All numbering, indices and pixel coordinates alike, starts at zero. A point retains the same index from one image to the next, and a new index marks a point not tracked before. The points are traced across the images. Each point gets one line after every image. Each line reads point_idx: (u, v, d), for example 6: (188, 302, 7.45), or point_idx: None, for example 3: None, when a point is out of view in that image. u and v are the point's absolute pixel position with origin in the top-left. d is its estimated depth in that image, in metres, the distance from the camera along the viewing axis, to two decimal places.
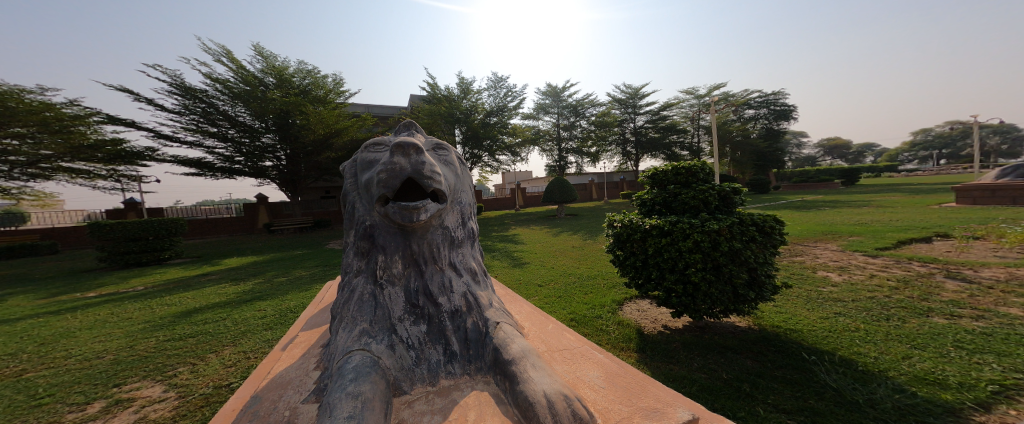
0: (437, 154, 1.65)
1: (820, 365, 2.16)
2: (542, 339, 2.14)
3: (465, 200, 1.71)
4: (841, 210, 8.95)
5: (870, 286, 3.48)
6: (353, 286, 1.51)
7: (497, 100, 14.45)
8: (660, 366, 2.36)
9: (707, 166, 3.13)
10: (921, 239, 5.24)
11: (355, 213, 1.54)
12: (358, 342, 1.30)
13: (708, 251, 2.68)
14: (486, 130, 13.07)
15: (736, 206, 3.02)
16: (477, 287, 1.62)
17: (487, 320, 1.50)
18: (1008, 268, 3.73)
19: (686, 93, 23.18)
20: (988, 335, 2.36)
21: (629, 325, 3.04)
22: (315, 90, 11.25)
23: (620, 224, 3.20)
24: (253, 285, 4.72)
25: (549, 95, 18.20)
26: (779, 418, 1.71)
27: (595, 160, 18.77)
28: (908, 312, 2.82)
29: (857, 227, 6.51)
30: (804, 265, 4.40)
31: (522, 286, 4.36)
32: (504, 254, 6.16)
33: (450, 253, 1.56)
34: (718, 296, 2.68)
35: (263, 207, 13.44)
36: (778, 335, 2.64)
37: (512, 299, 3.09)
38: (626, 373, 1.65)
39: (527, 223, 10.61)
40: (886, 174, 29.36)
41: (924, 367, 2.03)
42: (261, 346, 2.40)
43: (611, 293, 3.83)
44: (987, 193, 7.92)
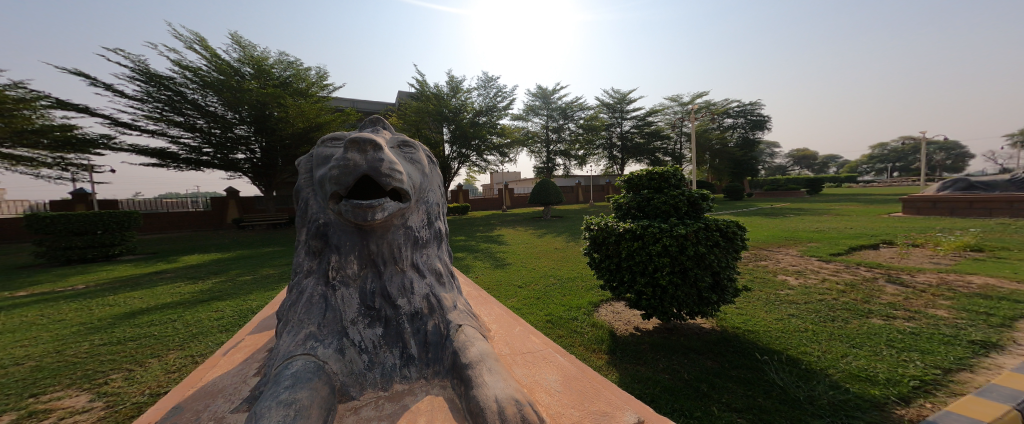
0: (404, 152, 1.61)
1: (770, 364, 2.26)
2: (507, 342, 2.14)
3: (432, 199, 1.67)
4: (806, 218, 9.50)
5: (824, 289, 3.69)
6: (304, 286, 1.45)
7: (486, 99, 14.32)
8: (628, 368, 2.40)
9: (679, 172, 3.23)
10: (871, 246, 5.65)
11: (308, 211, 1.48)
12: (304, 346, 1.25)
13: (676, 255, 2.76)
14: (475, 129, 12.92)
15: (704, 212, 3.11)
16: (441, 288, 1.59)
17: (449, 323, 1.47)
18: (940, 273, 4.06)
19: (670, 100, 24.02)
20: (916, 334, 2.56)
21: (602, 327, 3.09)
22: (296, 82, 10.79)
23: (596, 227, 3.24)
24: (214, 284, 4.45)
25: (539, 97, 18.38)
26: (730, 417, 1.78)
27: (582, 163, 19.02)
28: (851, 313, 3.01)
29: (817, 233, 6.94)
30: (766, 269, 4.62)
31: (501, 286, 4.35)
32: (487, 255, 6.12)
33: (414, 254, 1.52)
34: (683, 298, 2.77)
35: (232, 201, 12.79)
36: (737, 336, 2.75)
37: (484, 301, 3.07)
38: (585, 376, 1.67)
39: (512, 223, 10.58)
40: (848, 184, 31.39)
41: (859, 365, 2.17)
42: (211, 351, 2.26)
43: (587, 296, 3.87)
44: (929, 205, 8.61)
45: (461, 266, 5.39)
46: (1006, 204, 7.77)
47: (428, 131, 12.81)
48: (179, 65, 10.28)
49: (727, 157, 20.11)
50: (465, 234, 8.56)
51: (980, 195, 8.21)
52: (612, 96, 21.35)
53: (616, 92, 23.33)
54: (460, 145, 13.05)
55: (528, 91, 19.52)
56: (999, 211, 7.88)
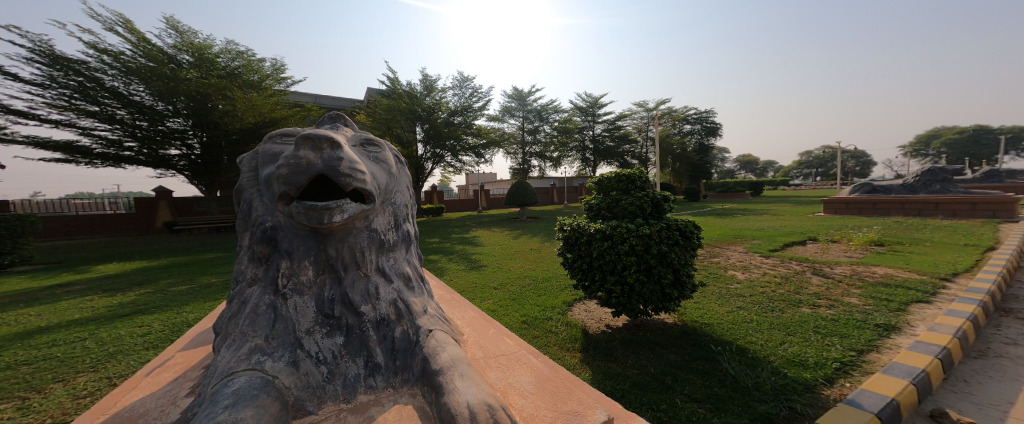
0: (367, 151, 1.51)
1: (723, 355, 2.43)
2: (480, 345, 2.10)
3: (399, 201, 1.59)
4: (750, 217, 10.40)
5: (766, 282, 4.04)
6: (248, 296, 1.30)
7: (462, 99, 14.02)
8: (600, 365, 2.45)
9: (644, 174, 3.37)
10: (802, 242, 6.31)
11: (253, 214, 1.34)
12: (248, 360, 1.12)
13: (641, 254, 2.87)
14: (450, 129, 12.63)
15: (666, 213, 3.27)
16: (410, 292, 1.51)
17: (419, 328, 1.39)
18: (853, 265, 4.63)
19: (637, 106, 25.17)
20: (836, 320, 2.88)
21: (575, 326, 3.13)
22: (247, 74, 9.86)
23: (569, 228, 3.30)
24: (140, 295, 3.92)
25: (515, 98, 18.42)
26: (692, 408, 1.87)
27: (556, 165, 19.30)
28: (787, 303, 3.32)
29: (761, 231, 7.61)
30: (718, 264, 4.98)
31: (475, 289, 4.26)
32: (460, 256, 5.98)
33: (379, 258, 1.43)
34: (648, 295, 2.89)
35: (165, 202, 11.40)
36: (696, 329, 2.91)
37: (457, 304, 3.01)
38: (557, 375, 1.69)
39: (487, 224, 10.45)
40: (789, 187, 34.81)
41: (793, 351, 2.40)
42: (133, 370, 1.99)
43: (560, 295, 3.91)
44: (843, 205, 9.76)
45: (435, 269, 5.22)
46: (899, 206, 9.10)
47: (398, 129, 12.31)
48: (95, 48, 8.98)
49: (687, 161, 21.47)
50: (439, 236, 8.29)
51: (882, 197, 9.52)
52: (584, 100, 21.89)
53: (588, 96, 23.99)
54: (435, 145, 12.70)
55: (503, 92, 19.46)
56: (893, 211, 9.22)
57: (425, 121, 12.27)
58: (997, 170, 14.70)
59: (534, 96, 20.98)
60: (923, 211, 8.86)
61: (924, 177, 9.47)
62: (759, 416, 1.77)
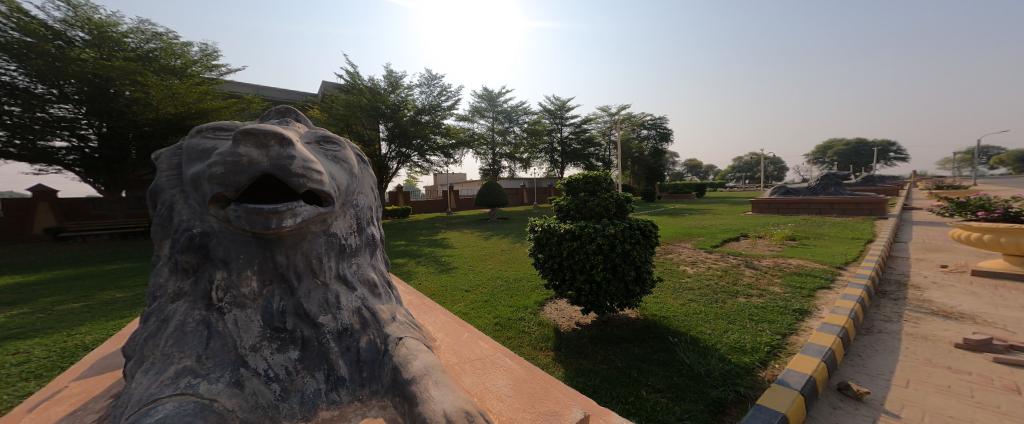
0: (324, 149, 1.27)
1: (679, 345, 2.59)
2: (454, 351, 2.05)
3: (363, 203, 1.37)
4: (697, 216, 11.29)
5: (710, 275, 4.39)
6: (170, 313, 1.04)
7: (430, 98, 13.64)
8: (572, 362, 2.49)
9: (609, 176, 3.50)
10: (735, 238, 6.95)
11: (174, 219, 1.08)
12: (175, 384, 0.88)
13: (608, 253, 2.97)
14: (416, 128, 12.22)
15: (628, 213, 3.42)
16: (376, 300, 1.31)
17: (388, 337, 1.21)
18: (776, 257, 5.21)
19: (601, 110, 26.20)
20: (764, 307, 3.22)
21: (548, 325, 3.15)
22: (165, 58, 8.56)
23: (540, 229, 3.32)
24: (19, 318, 3.28)
25: (485, 98, 18.31)
26: (657, 398, 1.98)
27: (526, 166, 19.40)
28: (727, 294, 3.65)
29: (706, 229, 8.29)
30: (671, 260, 5.32)
31: (445, 292, 4.13)
32: (430, 259, 5.79)
33: (341, 264, 1.22)
34: (614, 292, 2.99)
35: (47, 204, 9.57)
36: (655, 322, 3.07)
37: (428, 309, 2.90)
38: (533, 377, 1.76)
39: (456, 226, 10.23)
40: (733, 188, 38.30)
41: (734, 338, 2.65)
42: (10, 406, 1.67)
43: (532, 295, 3.92)
44: (765, 206, 10.90)
45: (403, 273, 4.99)
46: (805, 206, 10.48)
47: (358, 126, 11.68)
48: None
49: (645, 165, 22.78)
50: (407, 239, 7.95)
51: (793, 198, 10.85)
52: (552, 103, 22.27)
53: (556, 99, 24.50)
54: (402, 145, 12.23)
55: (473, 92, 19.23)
56: (801, 210, 10.60)
57: (391, 119, 11.76)
58: (870, 176, 17.82)
59: (505, 98, 20.94)
60: (822, 210, 10.29)
61: (822, 180, 11.06)
62: (712, 402, 1.92)
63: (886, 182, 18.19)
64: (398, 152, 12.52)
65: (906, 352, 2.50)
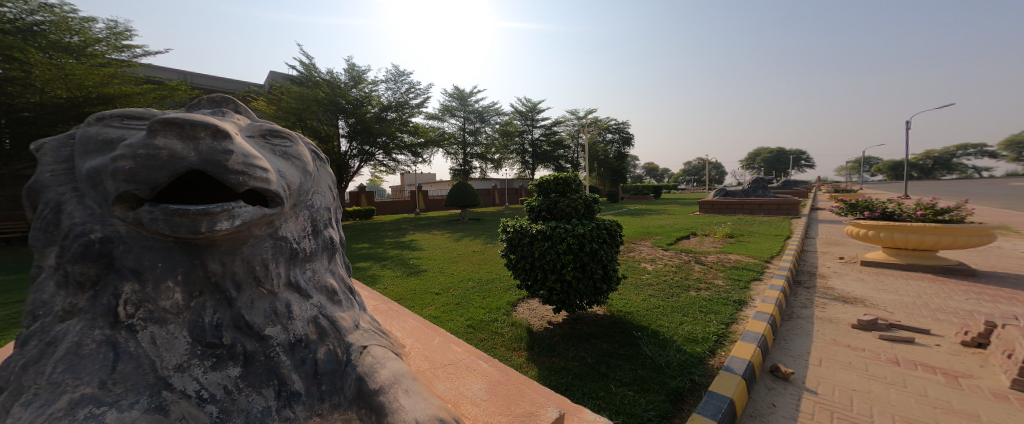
0: (271, 143, 1.02)
1: (642, 338, 2.71)
2: (425, 356, 1.98)
3: (318, 204, 1.13)
4: (656, 216, 11.96)
5: (667, 271, 4.65)
6: (58, 333, 0.77)
7: (396, 94, 13.14)
8: (545, 361, 2.50)
9: (579, 178, 3.57)
10: (688, 236, 7.44)
11: (61, 222, 0.80)
12: (70, 417, 0.66)
13: (577, 252, 3.03)
14: (381, 125, 11.71)
15: (595, 214, 3.51)
16: (336, 307, 1.08)
17: (349, 345, 1.00)
18: (720, 253, 5.66)
19: (570, 113, 26.82)
20: (711, 299, 3.49)
21: (521, 325, 3.15)
22: (58, 31, 6.55)
23: (512, 229, 3.30)
24: None
25: (456, 97, 18.02)
26: (624, 391, 2.06)
27: (498, 167, 19.29)
28: (681, 289, 3.89)
29: (662, 228, 8.80)
30: (633, 258, 5.58)
31: (414, 296, 3.97)
32: (397, 262, 5.56)
33: (291, 270, 0.98)
34: (583, 290, 3.06)
35: None
36: (622, 317, 3.18)
37: (396, 314, 2.76)
38: (508, 379, 1.75)
39: (425, 227, 9.93)
40: (690, 190, 41.00)
41: (688, 329, 2.84)
42: None
43: (504, 296, 3.90)
44: (711, 206, 11.78)
45: (367, 277, 4.74)
46: (740, 206, 11.46)
47: (314, 121, 10.91)
48: None
49: (610, 167, 23.72)
50: (371, 241, 7.59)
51: (730, 199, 11.80)
52: (524, 104, 22.33)
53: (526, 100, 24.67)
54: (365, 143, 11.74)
55: (443, 90, 18.81)
56: (738, 210, 11.54)
57: (354, 115, 11.13)
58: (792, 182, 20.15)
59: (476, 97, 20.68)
60: (752, 210, 11.38)
61: (752, 185, 12.23)
62: (672, 391, 2.04)
63: (803, 186, 20.73)
64: (361, 150, 11.90)
65: (815, 333, 2.84)
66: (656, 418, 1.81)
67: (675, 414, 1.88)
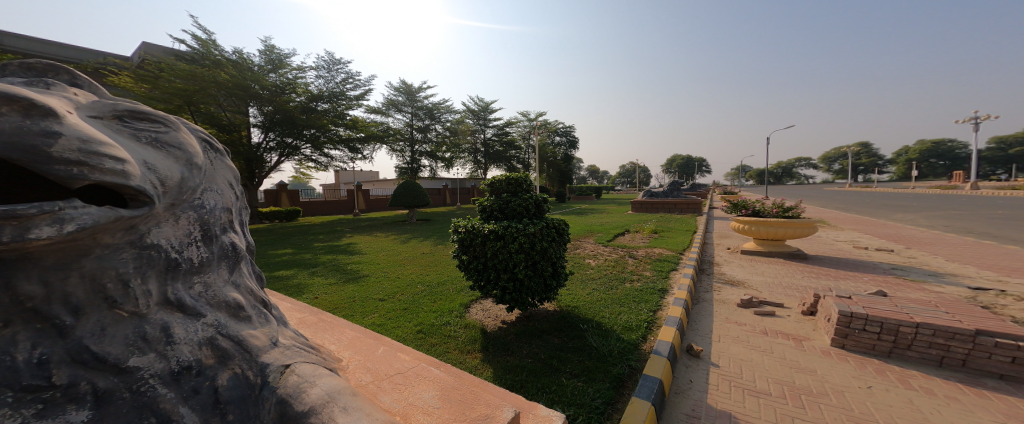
0: (133, 125, 0.75)
1: (589, 331, 2.84)
2: (368, 369, 1.83)
3: (215, 203, 0.86)
4: (600, 215, 12.69)
5: (606, 266, 4.96)
6: None
7: (329, 84, 12.13)
8: (500, 361, 2.47)
9: (529, 178, 3.61)
10: (624, 233, 8.03)
11: None
12: None
13: (529, 251, 3.06)
14: (309, 116, 10.68)
15: (545, 213, 3.58)
16: (243, 325, 0.86)
17: (265, 366, 0.84)
18: (649, 247, 6.20)
19: (521, 115, 27.27)
20: (642, 290, 3.79)
21: (475, 326, 3.09)
22: None
23: (463, 230, 3.21)
24: None
25: (402, 92, 17.21)
26: (576, 383, 2.12)
27: (449, 166, 18.79)
28: (617, 281, 4.17)
29: (603, 226, 9.37)
30: (578, 254, 5.84)
31: (353, 303, 3.67)
32: (332, 268, 5.13)
33: (170, 286, 0.73)
34: (534, 288, 3.11)
35: None
36: (570, 312, 3.29)
37: (331, 325, 2.50)
38: (461, 383, 1.70)
39: (366, 229, 9.33)
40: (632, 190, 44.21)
41: (625, 318, 3.05)
42: None
43: (457, 297, 3.80)
44: (645, 205, 12.86)
45: (295, 286, 4.25)
46: (668, 206, 12.65)
47: (211, 107, 9.32)
48: None
49: (557, 169, 24.63)
50: (302, 245, 6.90)
51: (658, 199, 12.96)
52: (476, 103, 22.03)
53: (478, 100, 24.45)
54: (286, 132, 10.36)
55: (389, 83, 17.83)
56: (661, 209, 12.72)
57: (274, 102, 9.92)
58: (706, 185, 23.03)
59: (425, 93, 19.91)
60: (670, 210, 12.68)
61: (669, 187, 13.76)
62: (615, 378, 2.16)
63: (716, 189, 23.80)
64: (280, 143, 10.58)
65: (713, 313, 3.26)
66: (603, 406, 1.90)
67: (619, 399, 2.00)
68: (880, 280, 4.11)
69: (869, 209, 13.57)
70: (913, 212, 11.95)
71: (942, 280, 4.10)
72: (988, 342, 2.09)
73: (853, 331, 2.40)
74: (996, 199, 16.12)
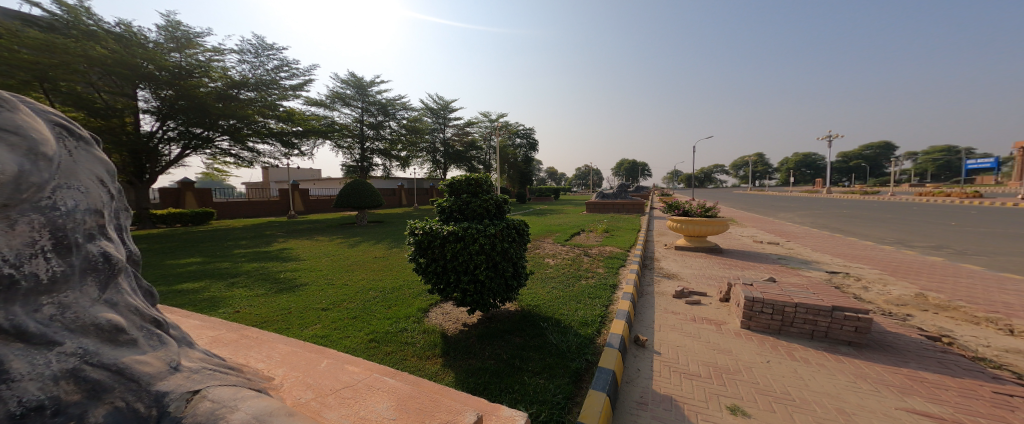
0: None
1: (549, 328, 2.88)
2: (310, 385, 1.68)
3: (76, 203, 0.79)
4: (558, 216, 13.05)
5: (564, 264, 5.09)
6: None
7: (254, 70, 11.16)
8: (462, 364, 2.41)
9: (490, 179, 3.58)
10: (579, 233, 8.28)
11: None
12: None
13: (489, 252, 3.02)
14: (226, 105, 9.57)
15: (505, 214, 3.57)
16: (122, 350, 0.78)
17: (159, 396, 0.76)
18: (601, 246, 6.49)
19: (482, 115, 27.19)
20: (596, 286, 3.94)
21: (433, 331, 2.99)
22: None
23: (420, 231, 3.08)
24: None
25: (352, 85, 16.35)
26: (539, 381, 2.14)
27: (405, 165, 18.14)
28: (574, 279, 4.29)
29: (561, 226, 9.63)
30: (538, 254, 5.93)
31: (289, 313, 3.33)
32: (265, 275, 4.63)
33: (7, 308, 0.64)
34: (496, 289, 3.08)
35: None
36: (532, 311, 3.32)
37: (259, 342, 2.25)
38: (420, 391, 1.63)
39: (304, 233, 8.73)
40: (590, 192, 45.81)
41: (582, 314, 3.13)
42: None
43: (414, 303, 3.66)
44: (600, 206, 13.45)
45: (209, 297, 3.71)
46: (621, 206, 13.32)
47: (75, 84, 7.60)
48: None
49: (518, 170, 24.86)
50: (234, 251, 6.24)
51: (611, 200, 13.62)
52: (435, 101, 21.55)
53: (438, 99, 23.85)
54: (195, 122, 9.09)
55: (337, 75, 16.82)
56: (612, 209, 13.39)
57: (176, 86, 8.54)
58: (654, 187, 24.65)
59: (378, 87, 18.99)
60: (619, 210, 13.38)
61: (619, 189, 14.54)
62: (573, 373, 2.22)
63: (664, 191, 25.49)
64: (184, 132, 9.42)
65: (655, 305, 3.48)
66: (564, 401, 1.93)
67: (578, 393, 2.05)
68: (770, 268, 4.69)
69: (790, 209, 15.36)
70: (821, 211, 13.70)
71: (810, 267, 4.81)
72: (841, 315, 2.50)
73: (754, 313, 2.73)
74: (861, 201, 19.49)
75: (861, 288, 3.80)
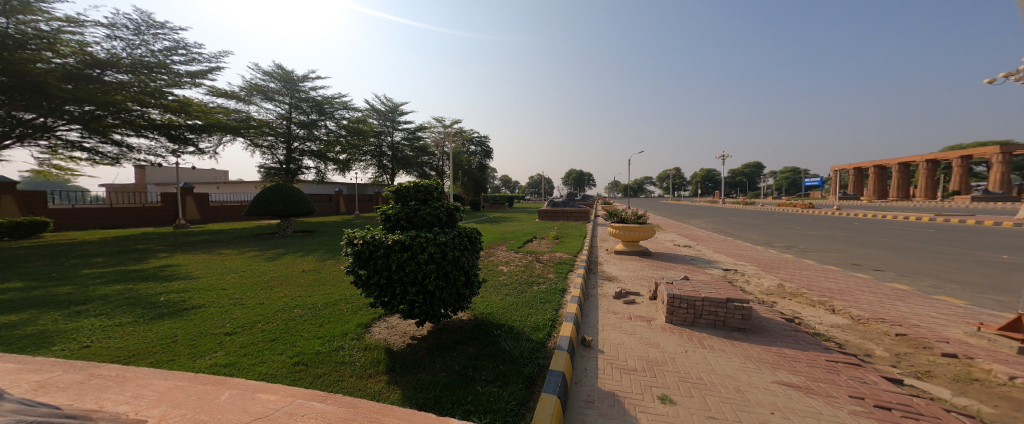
0: None
1: (501, 335, 2.91)
2: (213, 418, 1.48)
3: None
4: (509, 223, 13.23)
5: (517, 271, 5.18)
6: None
7: (128, 49, 9.59)
8: (410, 379, 2.30)
9: (440, 186, 3.53)
10: (531, 240, 8.47)
11: None
12: None
13: (439, 261, 2.96)
14: (90, 90, 7.99)
15: (457, 221, 3.55)
16: None
17: None
18: (550, 252, 6.73)
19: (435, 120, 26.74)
20: (547, 291, 4.09)
21: (377, 347, 2.82)
22: None
23: (361, 241, 2.91)
24: None
25: (278, 78, 14.91)
26: (493, 390, 2.14)
27: (344, 169, 16.95)
28: (527, 285, 4.40)
29: (513, 233, 9.77)
30: (491, 261, 5.96)
31: (175, 341, 2.78)
32: (134, 299, 3.85)
33: None
34: (447, 298, 3.02)
35: None
36: (484, 319, 3.32)
37: (135, 381, 1.90)
38: (358, 413, 1.56)
39: (214, 245, 7.66)
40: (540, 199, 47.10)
41: (534, 319, 3.22)
42: None
43: (353, 319, 3.42)
44: (551, 214, 14.03)
45: (39, 331, 2.89)
46: (570, 213, 13.94)
47: None
48: None
49: (471, 178, 24.81)
50: (123, 270, 5.25)
51: (561, 208, 14.24)
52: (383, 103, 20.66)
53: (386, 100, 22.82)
54: (23, 104, 7.12)
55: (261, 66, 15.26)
56: (560, 217, 14.01)
57: None
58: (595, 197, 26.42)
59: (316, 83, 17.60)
60: (569, 218, 14.00)
61: (568, 197, 15.24)
62: (526, 378, 2.26)
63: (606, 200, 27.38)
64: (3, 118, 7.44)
65: (599, 306, 3.71)
66: (517, 407, 1.95)
67: (530, 398, 2.08)
68: (687, 268, 5.29)
69: (713, 215, 17.37)
70: (736, 218, 15.68)
71: (714, 265, 5.52)
72: (733, 305, 2.92)
73: (675, 308, 3.06)
74: (765, 209, 22.85)
75: (745, 281, 4.47)
